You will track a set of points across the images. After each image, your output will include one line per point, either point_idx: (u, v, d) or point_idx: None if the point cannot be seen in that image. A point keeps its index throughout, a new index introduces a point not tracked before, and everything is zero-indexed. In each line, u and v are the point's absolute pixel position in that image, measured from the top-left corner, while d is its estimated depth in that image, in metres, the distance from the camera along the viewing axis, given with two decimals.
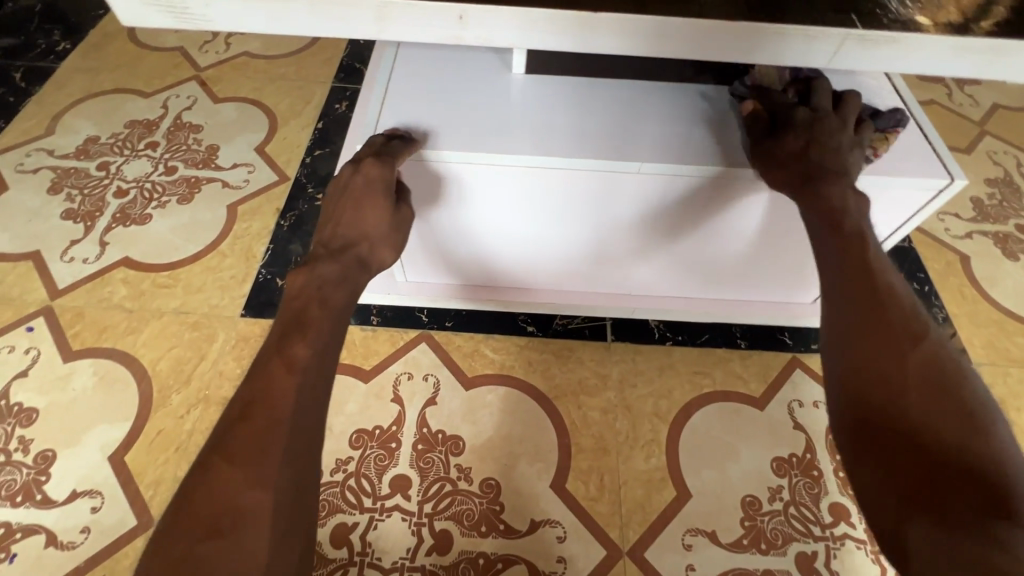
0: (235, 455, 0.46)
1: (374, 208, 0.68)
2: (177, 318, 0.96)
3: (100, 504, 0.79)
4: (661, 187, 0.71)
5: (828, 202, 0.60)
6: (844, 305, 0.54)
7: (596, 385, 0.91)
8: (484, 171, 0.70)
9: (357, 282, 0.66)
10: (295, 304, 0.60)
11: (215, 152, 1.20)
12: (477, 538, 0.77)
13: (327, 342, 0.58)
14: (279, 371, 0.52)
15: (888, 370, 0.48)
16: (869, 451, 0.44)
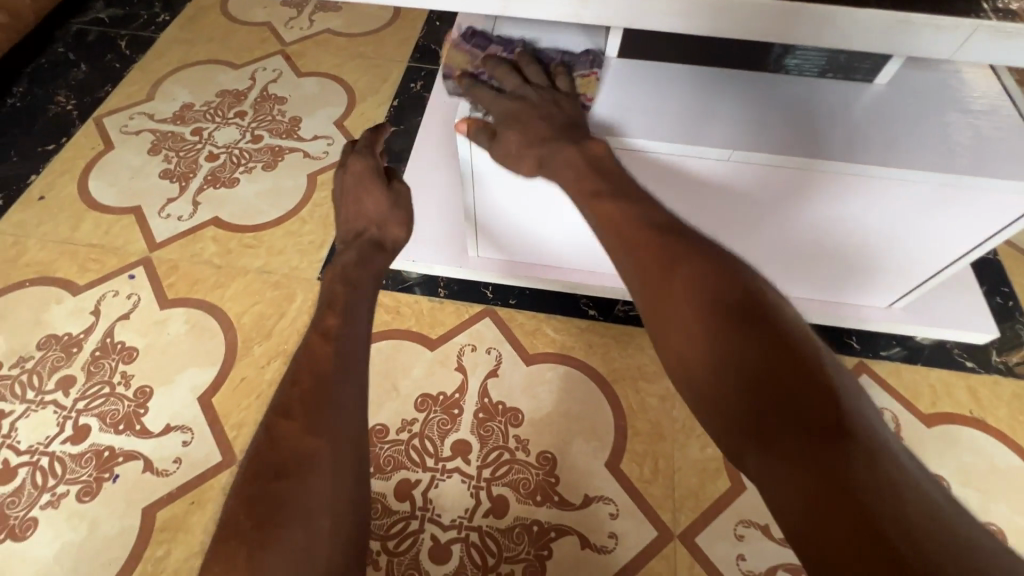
0: (295, 410, 0.55)
1: (370, 191, 0.79)
2: (260, 277, 1.03)
3: (190, 439, 0.86)
4: (737, 173, 0.72)
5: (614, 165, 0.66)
6: (634, 259, 0.56)
7: (655, 371, 0.92)
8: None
9: (375, 260, 0.76)
10: (326, 293, 0.70)
11: (298, 123, 1.26)
12: (532, 506, 0.80)
13: (354, 310, 0.68)
14: (319, 342, 0.62)
15: (691, 320, 0.49)
16: (709, 396, 0.46)
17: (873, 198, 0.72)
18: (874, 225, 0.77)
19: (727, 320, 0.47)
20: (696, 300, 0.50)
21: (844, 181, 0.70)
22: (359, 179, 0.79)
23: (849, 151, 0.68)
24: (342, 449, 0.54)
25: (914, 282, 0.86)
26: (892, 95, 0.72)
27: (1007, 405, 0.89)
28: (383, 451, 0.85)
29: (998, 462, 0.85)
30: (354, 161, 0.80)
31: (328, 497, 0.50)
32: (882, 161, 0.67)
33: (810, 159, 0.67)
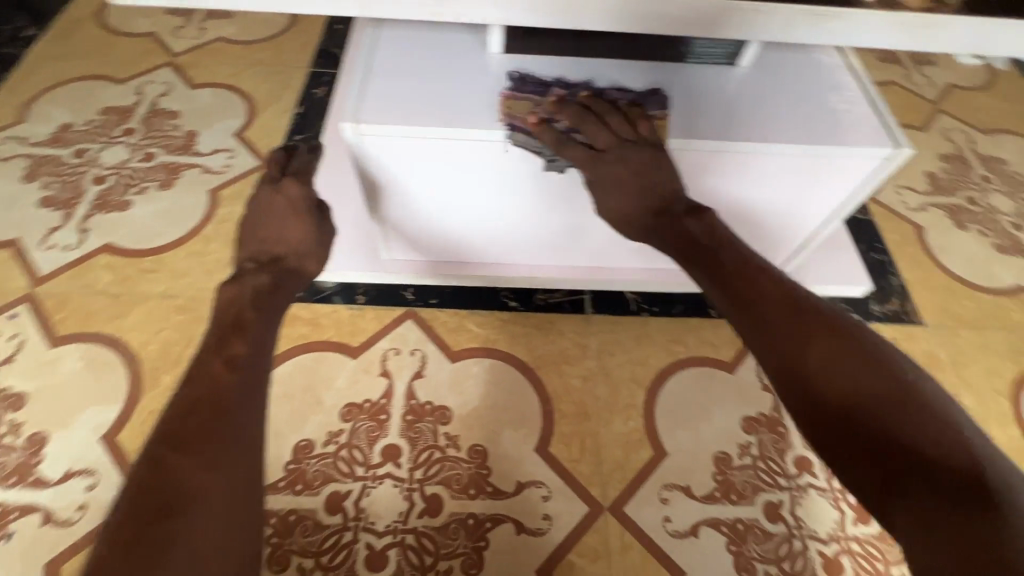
0: (184, 444, 0.52)
1: (297, 218, 0.76)
2: (163, 302, 0.97)
3: (95, 483, 0.81)
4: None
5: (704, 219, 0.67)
6: (751, 304, 0.58)
7: (576, 354, 0.95)
8: (458, 146, 0.74)
9: (286, 289, 0.72)
10: (228, 315, 0.65)
11: (194, 138, 1.20)
12: (466, 500, 0.81)
13: (263, 340, 0.64)
14: (219, 367, 0.59)
15: (808, 362, 0.52)
16: (841, 442, 0.47)
17: (756, 169, 0.77)
18: (762, 195, 0.83)
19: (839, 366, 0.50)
20: (828, 353, 0.51)
21: (732, 156, 0.75)
22: (288, 204, 0.76)
23: (727, 130, 0.73)
24: (237, 486, 0.52)
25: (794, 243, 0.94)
26: (756, 75, 0.79)
27: None
28: (311, 466, 0.83)
29: None
30: (287, 184, 0.76)
31: (217, 536, 0.48)
32: (755, 135, 0.72)
33: (691, 139, 0.72)
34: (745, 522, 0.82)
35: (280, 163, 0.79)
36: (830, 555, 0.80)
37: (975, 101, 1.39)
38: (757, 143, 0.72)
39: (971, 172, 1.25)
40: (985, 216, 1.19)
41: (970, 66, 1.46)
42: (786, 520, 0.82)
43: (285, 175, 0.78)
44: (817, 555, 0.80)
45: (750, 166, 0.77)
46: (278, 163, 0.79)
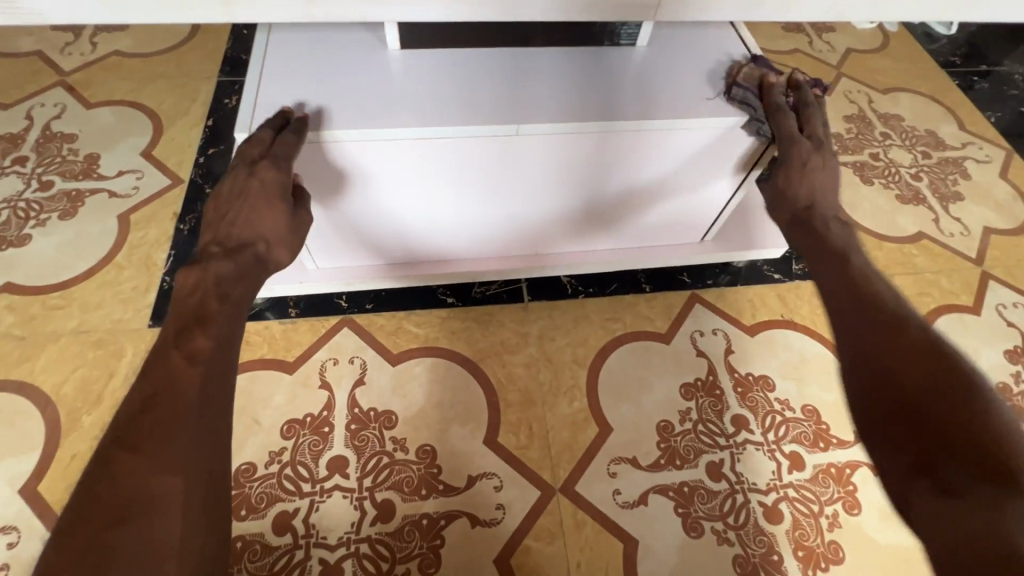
0: (140, 446, 0.47)
1: (274, 204, 0.68)
2: (76, 338, 0.91)
3: (17, 539, 0.75)
4: (557, 146, 0.77)
5: (830, 215, 0.72)
6: (845, 305, 0.59)
7: (518, 343, 0.96)
8: (385, 148, 0.73)
9: (255, 281, 0.65)
10: (190, 301, 0.58)
11: (96, 161, 1.12)
12: (418, 501, 0.81)
13: (227, 337, 0.58)
14: (179, 362, 0.53)
15: (881, 354, 0.52)
16: (890, 425, 0.48)
17: (671, 148, 0.80)
18: (683, 174, 0.86)
19: (922, 368, 0.49)
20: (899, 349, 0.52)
21: (650, 138, 0.77)
22: (263, 187, 0.68)
23: (637, 109, 0.75)
24: (196, 491, 0.47)
25: (714, 215, 0.97)
26: (653, 55, 0.81)
27: (808, 303, 1.06)
28: (254, 489, 0.80)
29: (807, 352, 1.00)
30: (260, 167, 0.67)
31: (176, 544, 0.44)
32: (664, 112, 0.75)
33: (608, 121, 0.74)
34: (690, 485, 0.85)
35: (261, 142, 0.67)
36: (770, 504, 0.85)
37: (872, 63, 1.48)
38: (668, 120, 0.74)
39: (872, 130, 1.33)
40: (887, 170, 1.27)
41: (866, 30, 1.55)
42: (728, 477, 0.86)
43: (264, 158, 0.67)
44: (758, 505, 0.84)
45: (667, 145, 0.79)
46: (255, 143, 0.67)
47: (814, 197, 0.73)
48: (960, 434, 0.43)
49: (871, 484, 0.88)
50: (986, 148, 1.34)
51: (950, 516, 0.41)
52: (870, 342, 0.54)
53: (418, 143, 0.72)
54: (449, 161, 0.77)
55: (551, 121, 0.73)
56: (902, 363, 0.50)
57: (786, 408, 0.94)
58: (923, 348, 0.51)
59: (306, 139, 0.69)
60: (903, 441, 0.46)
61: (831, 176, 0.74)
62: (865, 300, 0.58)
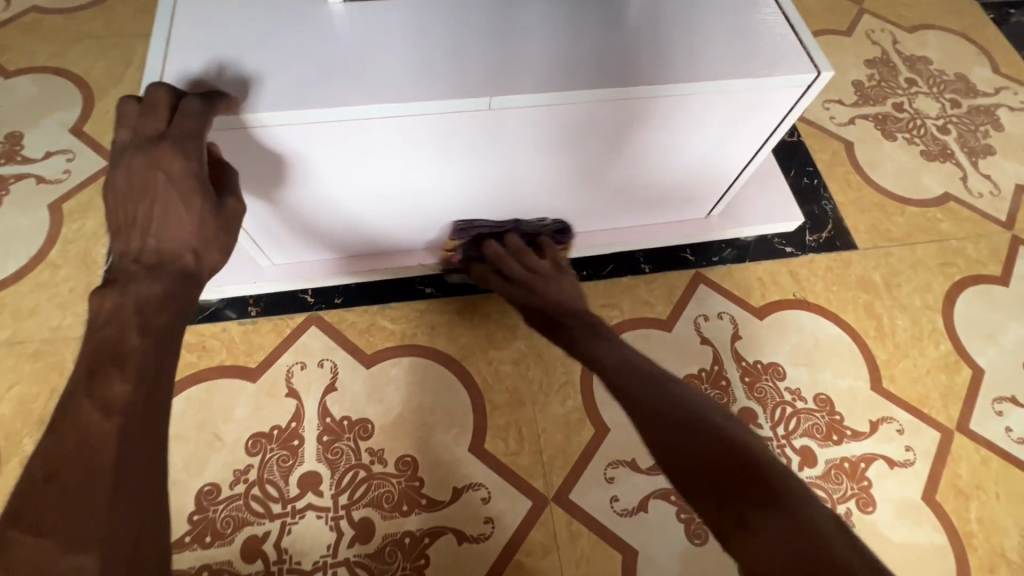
0: (45, 523, 0.40)
1: (187, 198, 0.56)
2: (10, 351, 0.81)
3: None
4: (552, 119, 0.65)
5: (598, 335, 0.70)
6: (616, 377, 0.63)
7: (504, 336, 0.87)
8: (342, 129, 0.61)
9: (185, 303, 0.55)
10: (104, 334, 0.49)
11: (19, 141, 0.98)
12: (400, 518, 0.74)
13: (150, 377, 0.49)
14: (93, 414, 0.45)
15: (658, 407, 0.57)
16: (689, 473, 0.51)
17: (685, 115, 0.68)
18: (692, 143, 0.74)
19: (699, 423, 0.54)
20: (665, 401, 0.58)
21: (661, 104, 0.65)
22: (167, 178, 0.56)
23: (646, 71, 0.63)
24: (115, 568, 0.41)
25: (722, 190, 0.87)
26: None
27: (822, 279, 0.96)
28: (219, 513, 0.73)
29: (821, 335, 0.91)
30: (162, 154, 0.56)
31: None
32: (677, 75, 0.63)
33: (615, 88, 0.61)
34: None
35: (162, 117, 0.56)
36: None
37: None
38: (686, 84, 0.62)
39: (897, 77, 1.19)
40: (911, 123, 1.14)
41: None
42: None
43: (163, 138, 0.56)
44: None
45: (682, 112, 0.67)
46: (156, 118, 0.57)
47: (563, 309, 0.75)
48: (726, 459, 0.50)
49: (887, 477, 0.82)
50: (1020, 93, 1.20)
51: (760, 550, 0.43)
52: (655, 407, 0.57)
53: (384, 122, 0.60)
54: (422, 142, 0.65)
55: (547, 90, 0.61)
56: (681, 424, 0.55)
57: (797, 398, 0.86)
58: (676, 394, 0.59)
59: (215, 118, 0.57)
60: (703, 491, 0.49)
61: (562, 289, 0.77)
62: (625, 377, 0.62)
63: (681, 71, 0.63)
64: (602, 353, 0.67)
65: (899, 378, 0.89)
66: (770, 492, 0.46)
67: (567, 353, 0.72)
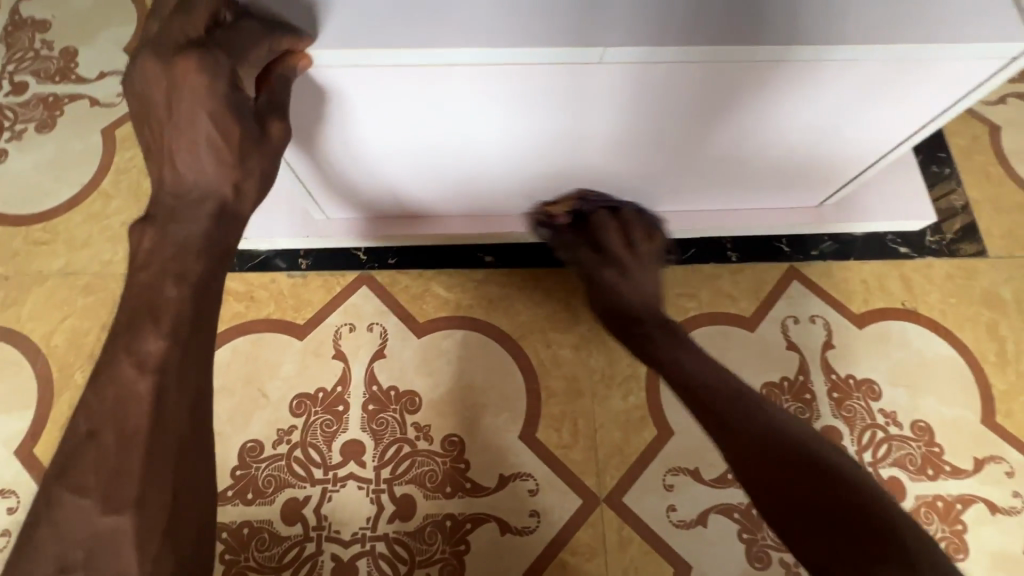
0: (84, 484, 0.38)
1: (219, 122, 0.47)
2: (64, 281, 0.80)
3: (17, 504, 0.70)
4: (647, 79, 0.54)
5: (691, 345, 0.64)
6: (704, 405, 0.57)
7: (567, 318, 0.80)
8: (418, 76, 0.52)
9: (227, 247, 0.49)
10: (138, 289, 0.44)
11: (73, 58, 0.92)
12: (442, 500, 0.71)
13: (190, 330, 0.43)
14: (128, 371, 0.40)
15: (760, 441, 0.52)
16: (807, 522, 0.47)
17: (814, 84, 0.56)
18: (820, 119, 0.62)
19: (813, 459, 0.50)
20: (766, 434, 0.53)
21: (790, 70, 0.53)
22: (190, 94, 0.46)
23: (783, 26, 0.50)
24: (154, 528, 0.39)
25: (844, 175, 0.74)
26: None
27: (939, 289, 0.83)
28: (260, 471, 0.71)
29: (928, 354, 0.79)
30: (183, 66, 0.46)
31: None
32: (825, 34, 0.50)
33: (738, 46, 0.50)
34: None
35: (200, 24, 0.47)
36: None
37: None
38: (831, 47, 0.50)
39: None
40: None
41: None
42: None
43: (194, 49, 0.46)
44: None
45: (812, 80, 0.55)
46: (192, 23, 0.47)
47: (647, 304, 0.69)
48: (851, 513, 0.46)
49: (986, 524, 0.72)
50: None
51: None
52: (775, 460, 0.51)
53: (456, 71, 0.51)
54: (494, 96, 0.55)
55: (653, 43, 0.49)
56: (799, 471, 0.50)
57: (891, 422, 0.76)
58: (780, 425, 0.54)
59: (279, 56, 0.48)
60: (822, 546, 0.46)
61: (648, 283, 0.71)
62: (710, 403, 0.57)
63: (832, 29, 0.50)
64: (686, 360, 0.62)
65: (1016, 413, 0.77)
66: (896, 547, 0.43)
67: (641, 358, 0.66)
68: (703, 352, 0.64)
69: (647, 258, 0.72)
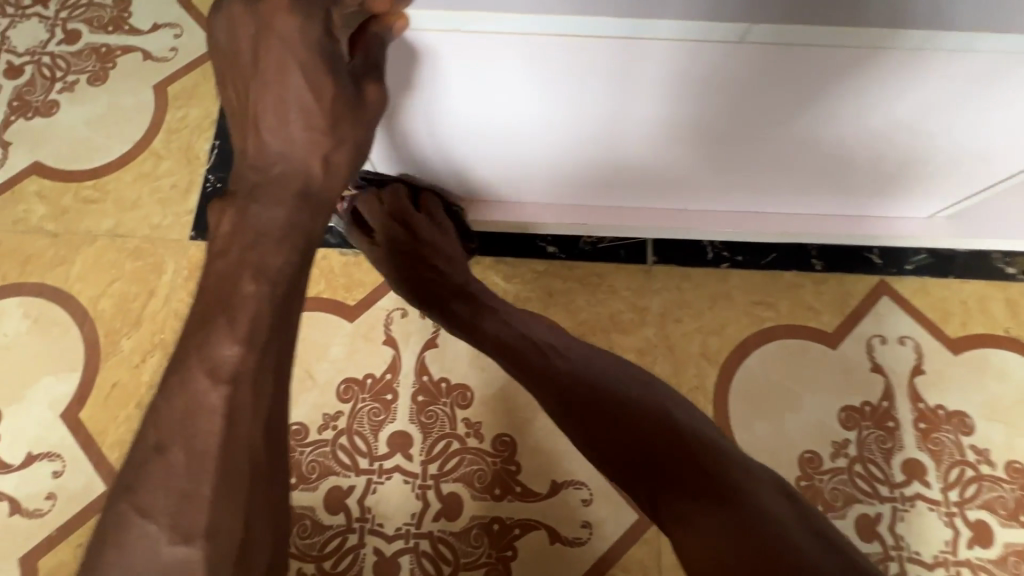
0: (148, 504, 0.35)
1: (315, 81, 0.44)
2: (113, 243, 0.77)
3: (62, 468, 0.69)
4: (713, 64, 0.47)
5: (506, 306, 0.65)
6: (519, 368, 0.60)
7: (632, 320, 0.74)
8: (511, 44, 0.46)
9: (309, 236, 0.44)
10: (215, 285, 0.40)
11: (127, 6, 0.87)
12: (490, 502, 0.68)
13: (266, 334, 0.40)
14: (200, 382, 0.37)
15: (571, 388, 0.56)
16: (631, 466, 0.50)
17: (914, 74, 0.48)
18: (923, 116, 0.54)
19: (618, 402, 0.54)
20: (572, 379, 0.57)
21: (883, 58, 0.46)
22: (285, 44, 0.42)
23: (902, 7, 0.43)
24: (223, 555, 0.36)
25: (966, 181, 0.65)
26: None
27: None
28: (305, 456, 0.69)
29: None
30: (274, 8, 0.41)
31: None
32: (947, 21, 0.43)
33: (827, 27, 0.43)
34: None
35: None
36: None
37: None
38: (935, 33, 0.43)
39: None
40: None
41: None
42: (883, 540, 0.67)
43: None
44: None
45: (902, 72, 0.48)
46: None
47: (458, 281, 0.67)
48: (651, 447, 0.50)
49: None
50: None
51: (696, 536, 0.44)
52: (603, 422, 0.53)
53: (530, 40, 0.45)
54: (546, 73, 0.49)
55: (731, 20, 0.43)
56: (609, 415, 0.53)
57: (983, 461, 0.69)
58: (585, 372, 0.57)
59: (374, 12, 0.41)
60: (636, 483, 0.50)
61: (452, 260, 0.68)
62: (519, 354, 0.60)
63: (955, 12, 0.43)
64: (497, 323, 0.63)
65: None
66: (693, 474, 0.47)
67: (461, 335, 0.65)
68: (514, 308, 0.65)
69: (436, 232, 0.69)
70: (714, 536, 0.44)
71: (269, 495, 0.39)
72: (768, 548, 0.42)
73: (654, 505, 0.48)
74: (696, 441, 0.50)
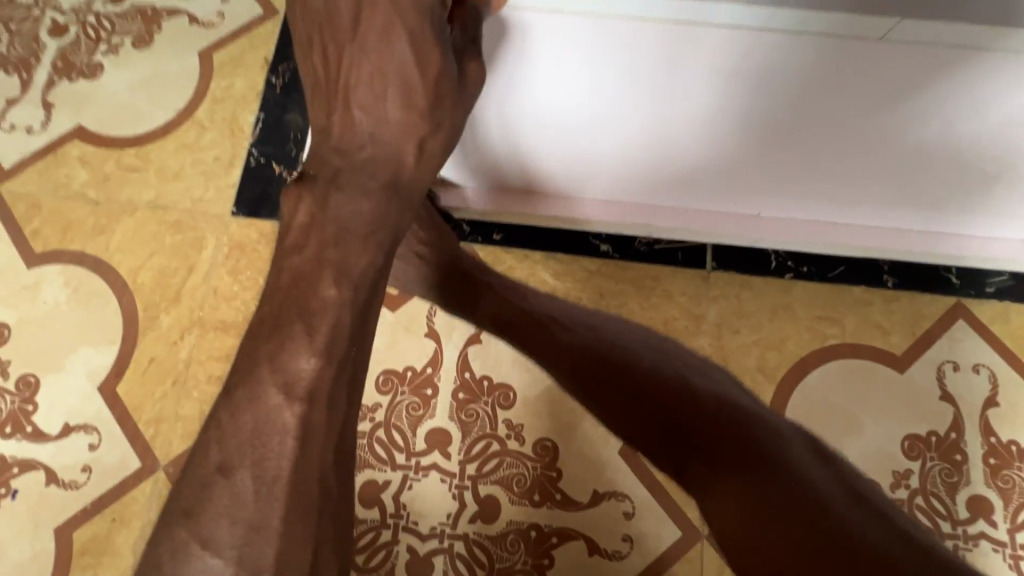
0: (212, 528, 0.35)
1: (402, 57, 0.42)
2: (154, 215, 0.75)
3: (98, 442, 0.68)
4: (784, 56, 0.44)
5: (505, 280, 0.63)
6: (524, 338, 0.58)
7: (686, 328, 0.71)
8: (613, 26, 0.44)
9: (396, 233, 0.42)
10: (287, 285, 0.38)
11: None
12: (529, 508, 0.65)
13: (344, 346, 0.38)
14: (274, 398, 0.36)
15: (584, 359, 0.55)
16: (659, 438, 0.49)
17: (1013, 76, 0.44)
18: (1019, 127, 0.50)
19: (636, 372, 0.52)
20: (587, 348, 0.55)
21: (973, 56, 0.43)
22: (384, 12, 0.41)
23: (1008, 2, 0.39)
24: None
25: None
26: None
27: None
28: None
29: None
30: None
31: None
32: None
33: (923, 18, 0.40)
34: None
35: None
36: None
37: None
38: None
39: None
40: None
41: None
42: None
43: None
44: None
45: (985, 73, 0.44)
46: None
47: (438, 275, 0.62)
48: (675, 415, 0.49)
49: None
50: None
51: (727, 505, 0.44)
52: (621, 395, 0.52)
53: (635, 24, 0.43)
54: (610, 58, 0.47)
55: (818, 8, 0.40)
56: (624, 390, 0.52)
57: None
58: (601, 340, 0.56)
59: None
60: (663, 453, 0.49)
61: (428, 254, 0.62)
62: (524, 324, 0.58)
63: None
64: (503, 297, 0.61)
65: None
66: (728, 442, 0.46)
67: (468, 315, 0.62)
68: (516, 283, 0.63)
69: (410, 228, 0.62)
70: (743, 504, 0.43)
71: (333, 508, 0.37)
72: (792, 496, 0.42)
73: (679, 470, 0.48)
74: (716, 405, 0.48)
